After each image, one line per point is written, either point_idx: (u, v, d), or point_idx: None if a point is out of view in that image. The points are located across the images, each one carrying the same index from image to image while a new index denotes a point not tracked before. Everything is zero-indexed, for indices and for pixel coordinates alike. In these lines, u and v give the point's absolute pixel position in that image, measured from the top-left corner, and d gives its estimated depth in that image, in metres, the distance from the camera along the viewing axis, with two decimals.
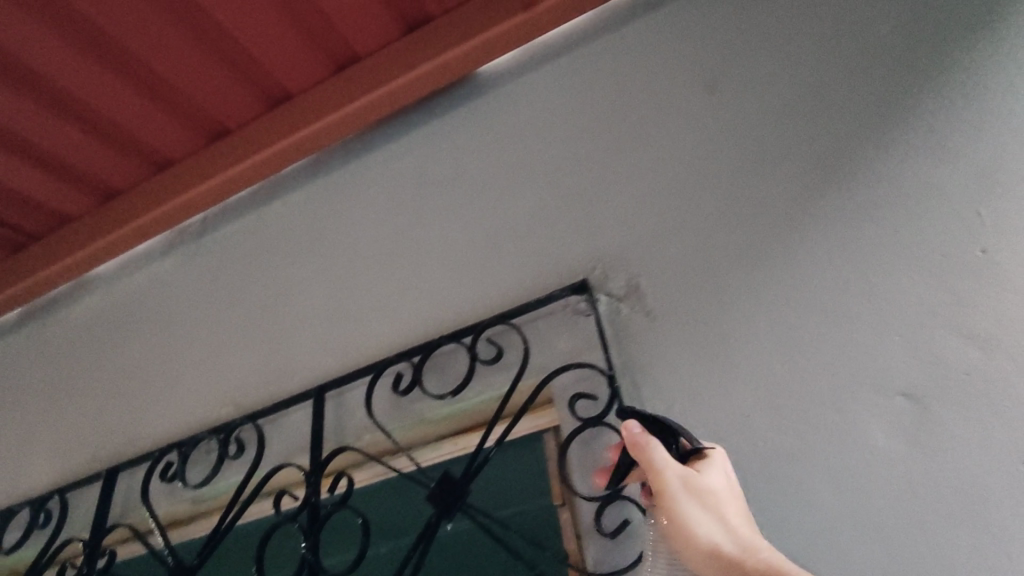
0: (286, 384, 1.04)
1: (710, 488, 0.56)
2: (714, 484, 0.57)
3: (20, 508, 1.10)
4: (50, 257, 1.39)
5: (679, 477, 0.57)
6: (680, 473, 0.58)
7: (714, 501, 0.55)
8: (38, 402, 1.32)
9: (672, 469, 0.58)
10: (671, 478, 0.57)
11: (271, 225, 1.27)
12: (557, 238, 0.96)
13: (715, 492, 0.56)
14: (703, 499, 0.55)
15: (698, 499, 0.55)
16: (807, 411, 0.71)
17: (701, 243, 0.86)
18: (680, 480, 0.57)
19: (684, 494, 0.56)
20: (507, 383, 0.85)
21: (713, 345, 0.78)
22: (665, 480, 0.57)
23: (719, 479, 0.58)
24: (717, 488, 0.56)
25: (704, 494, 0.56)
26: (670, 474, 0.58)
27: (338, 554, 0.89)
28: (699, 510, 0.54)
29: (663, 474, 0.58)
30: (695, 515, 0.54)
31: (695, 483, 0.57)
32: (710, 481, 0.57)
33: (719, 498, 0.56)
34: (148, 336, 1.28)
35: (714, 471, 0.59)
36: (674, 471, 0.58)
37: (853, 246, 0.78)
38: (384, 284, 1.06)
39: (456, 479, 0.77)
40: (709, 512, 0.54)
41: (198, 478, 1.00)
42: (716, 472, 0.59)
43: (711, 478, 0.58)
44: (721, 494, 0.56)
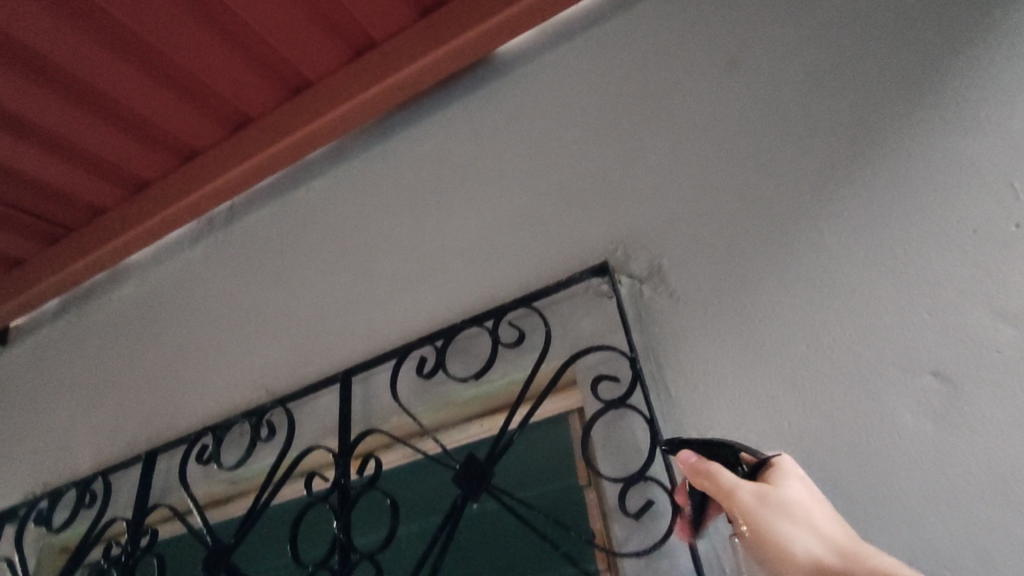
0: (313, 368, 1.07)
1: (790, 498, 0.54)
2: (792, 491, 0.55)
3: (67, 489, 1.15)
4: (84, 248, 1.43)
5: (754, 493, 0.55)
6: (754, 488, 0.56)
7: (802, 512, 0.53)
8: (80, 387, 1.37)
9: (743, 486, 0.56)
10: (745, 494, 0.55)
11: (295, 213, 1.29)
12: (578, 220, 0.95)
13: (797, 501, 0.54)
14: (787, 510, 0.53)
15: (780, 512, 0.53)
16: (831, 391, 0.69)
17: (722, 222, 0.85)
18: (756, 496, 0.55)
19: (765, 509, 0.54)
20: (530, 366, 0.86)
21: (737, 325, 0.77)
22: (740, 499, 0.55)
23: (795, 485, 0.56)
24: (797, 497, 0.54)
25: (785, 504, 0.54)
26: (743, 491, 0.56)
27: (369, 534, 0.92)
28: (786, 523, 0.52)
29: (737, 495, 0.56)
30: (785, 531, 0.52)
31: (772, 495, 0.55)
32: (785, 490, 0.55)
33: (802, 507, 0.54)
34: (181, 323, 1.31)
35: (789, 479, 0.57)
36: (747, 487, 0.56)
37: (884, 222, 0.75)
38: (407, 269, 1.07)
39: (481, 461, 0.79)
40: (798, 524, 0.52)
41: (233, 460, 1.04)
42: (790, 479, 0.57)
43: (787, 486, 0.56)
44: (804, 502, 0.54)
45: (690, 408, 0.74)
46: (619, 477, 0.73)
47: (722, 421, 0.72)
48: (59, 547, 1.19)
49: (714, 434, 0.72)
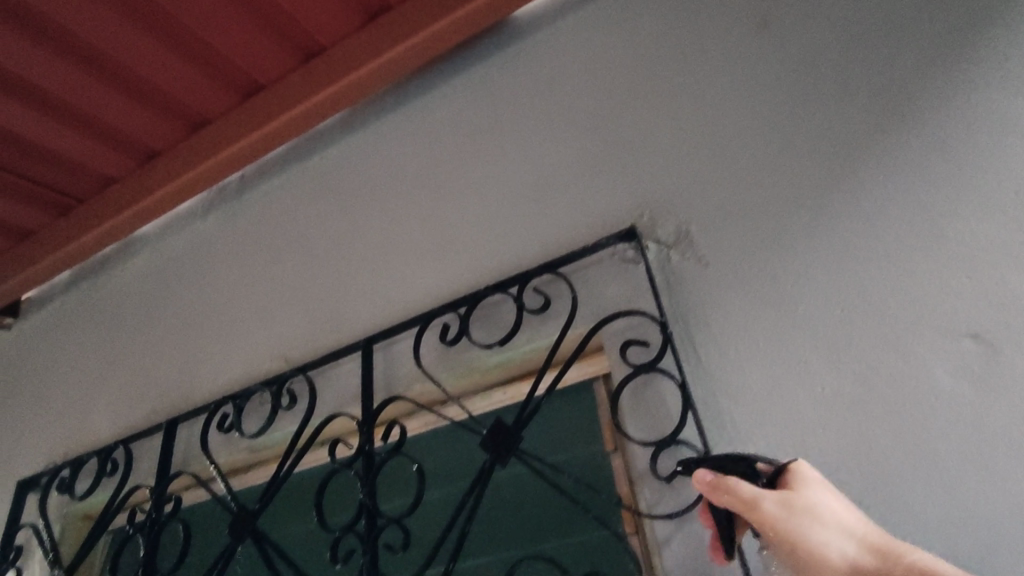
0: (331, 337, 1.06)
1: (813, 503, 0.54)
2: (815, 496, 0.55)
3: (88, 457, 1.15)
4: (95, 218, 1.41)
5: (779, 502, 0.55)
6: (777, 497, 0.55)
7: (830, 516, 0.53)
8: (96, 357, 1.37)
9: (766, 498, 0.55)
10: (769, 505, 0.55)
11: (308, 183, 1.27)
12: (601, 186, 0.93)
13: (821, 506, 0.54)
14: (815, 516, 0.53)
15: (807, 519, 0.53)
16: (867, 354, 0.69)
17: (752, 185, 0.83)
18: (781, 506, 0.54)
19: (791, 518, 0.53)
20: (556, 332, 0.85)
21: (768, 291, 0.76)
22: (765, 511, 0.54)
23: (815, 488, 0.56)
24: (820, 501, 0.54)
25: (810, 510, 0.54)
26: (767, 503, 0.55)
27: (395, 499, 0.92)
28: (816, 531, 0.52)
29: (761, 507, 0.55)
30: (817, 538, 0.52)
31: (795, 502, 0.54)
32: (808, 495, 0.55)
33: (828, 510, 0.54)
34: (196, 293, 1.30)
35: (809, 484, 0.56)
36: (769, 498, 0.55)
37: (923, 185, 0.74)
38: (425, 237, 1.05)
39: (509, 427, 0.78)
40: (827, 531, 0.52)
41: (254, 428, 1.04)
42: (809, 483, 0.56)
43: (810, 492, 0.55)
44: (829, 505, 0.54)
45: (720, 373, 0.73)
46: (649, 441, 0.73)
47: (754, 385, 0.72)
48: (82, 515, 1.20)
49: (746, 397, 0.71)
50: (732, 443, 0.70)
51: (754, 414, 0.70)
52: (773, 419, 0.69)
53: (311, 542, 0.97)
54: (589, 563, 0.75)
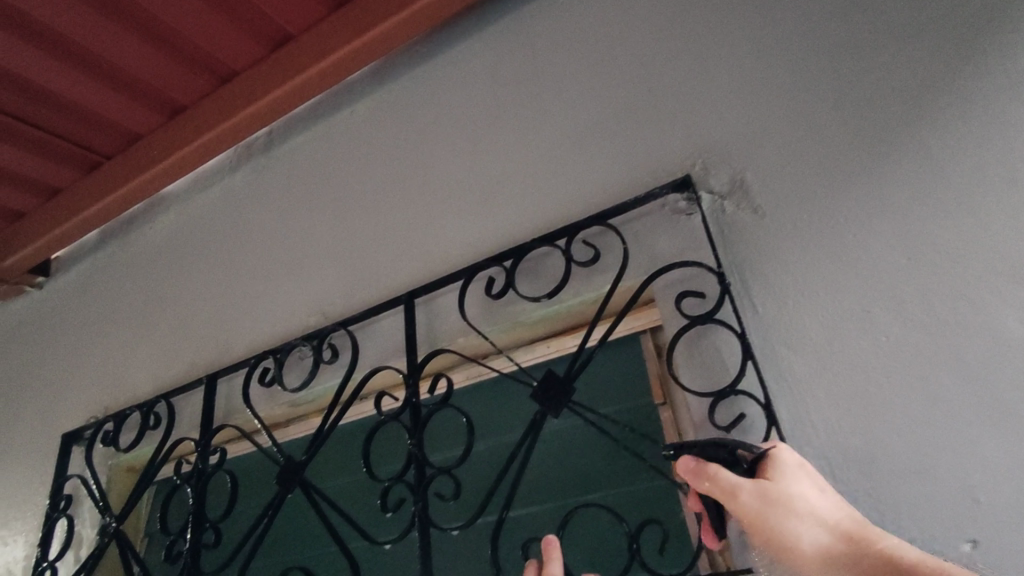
0: (368, 290, 1.04)
1: (789, 493, 0.54)
2: (792, 486, 0.55)
3: (131, 411, 1.17)
4: (121, 175, 1.40)
5: (756, 493, 0.55)
6: (754, 487, 0.55)
7: (804, 507, 0.53)
8: (129, 314, 1.38)
9: (744, 488, 0.55)
10: (747, 495, 0.55)
11: (339, 138, 1.25)
12: (649, 136, 0.90)
13: (797, 497, 0.54)
14: (791, 507, 0.53)
15: (784, 509, 0.53)
16: (933, 303, 0.65)
17: (811, 130, 0.79)
18: (757, 497, 0.55)
19: (767, 508, 0.54)
20: (606, 284, 0.83)
21: (829, 239, 0.73)
22: (743, 501, 0.55)
23: (794, 477, 0.56)
24: (796, 490, 0.54)
25: (785, 501, 0.54)
26: (745, 495, 0.55)
27: (444, 451, 0.94)
28: (792, 520, 0.53)
29: (739, 497, 0.55)
30: (792, 529, 0.52)
31: (772, 493, 0.54)
32: (784, 484, 0.55)
33: (804, 501, 0.53)
34: (226, 249, 1.29)
35: (788, 473, 0.56)
36: (747, 488, 0.55)
37: (1003, 126, 0.69)
38: (463, 190, 1.03)
39: (561, 378, 0.77)
40: (801, 521, 0.52)
41: (296, 382, 1.04)
42: (788, 472, 0.56)
43: (788, 482, 0.55)
44: (805, 494, 0.54)
45: (779, 324, 0.71)
46: (706, 392, 0.71)
47: (814, 336, 0.69)
48: (127, 467, 1.23)
49: (806, 348, 0.69)
50: (791, 394, 0.68)
51: (816, 365, 0.68)
52: (836, 370, 0.67)
53: (360, 492, 0.99)
54: (643, 513, 0.75)
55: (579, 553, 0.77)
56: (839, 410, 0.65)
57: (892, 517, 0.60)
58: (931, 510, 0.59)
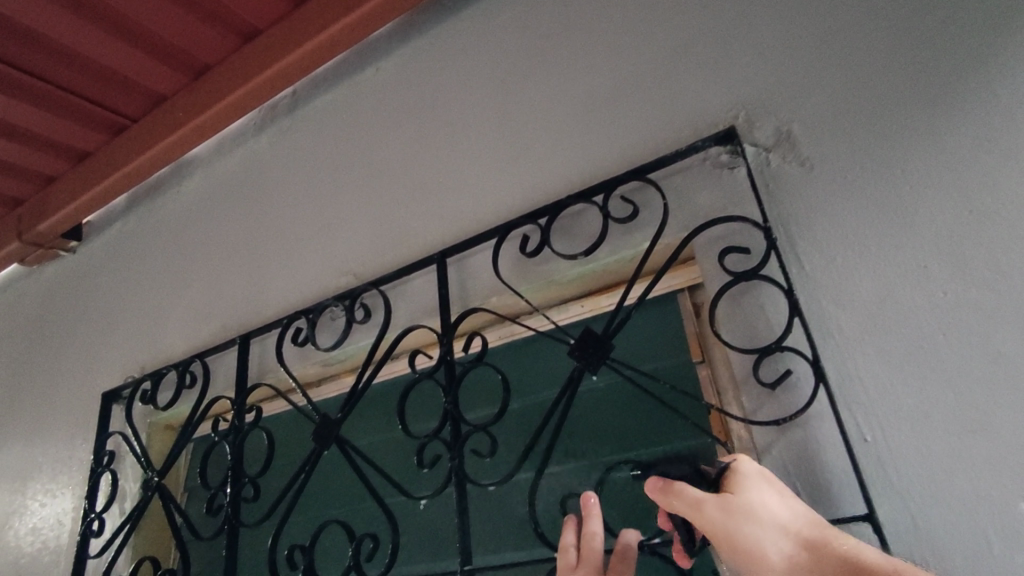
0: (398, 250, 1.03)
1: (750, 503, 0.54)
2: (752, 495, 0.54)
3: (167, 370, 1.19)
4: (147, 138, 1.39)
5: (718, 506, 0.55)
6: (716, 500, 0.55)
7: (763, 514, 0.53)
8: (160, 276, 1.39)
9: (707, 502, 0.56)
10: (710, 509, 0.55)
11: (365, 97, 1.23)
12: (689, 87, 0.86)
13: (758, 506, 0.53)
14: (751, 516, 0.53)
15: (744, 519, 0.53)
16: (998, 256, 0.61)
17: (865, 75, 0.75)
18: (720, 510, 0.55)
19: (730, 519, 0.54)
20: (645, 241, 0.81)
21: (883, 190, 0.69)
22: (707, 516, 0.55)
23: (754, 487, 0.55)
24: (758, 500, 0.54)
25: (746, 510, 0.53)
26: (707, 509, 0.55)
27: (478, 409, 0.95)
28: (752, 530, 0.52)
29: (704, 513, 0.55)
30: (754, 538, 0.52)
31: (734, 504, 0.54)
32: (744, 495, 0.55)
33: (766, 509, 0.53)
34: (253, 211, 1.29)
35: (749, 484, 0.56)
36: (710, 502, 0.56)
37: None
38: (493, 147, 1.01)
39: (599, 335, 0.76)
40: (764, 529, 0.52)
41: (328, 342, 1.04)
42: (750, 483, 0.56)
43: (748, 492, 0.55)
44: (764, 502, 0.54)
45: (827, 279, 0.69)
46: (750, 348, 0.70)
47: (865, 292, 0.66)
48: (165, 424, 1.26)
49: (856, 304, 0.66)
50: (839, 351, 0.66)
51: (867, 322, 0.65)
52: (888, 326, 0.64)
53: (395, 449, 1.00)
54: None
55: (616, 509, 0.78)
56: (890, 368, 0.63)
57: (944, 476, 0.58)
58: (990, 469, 0.56)
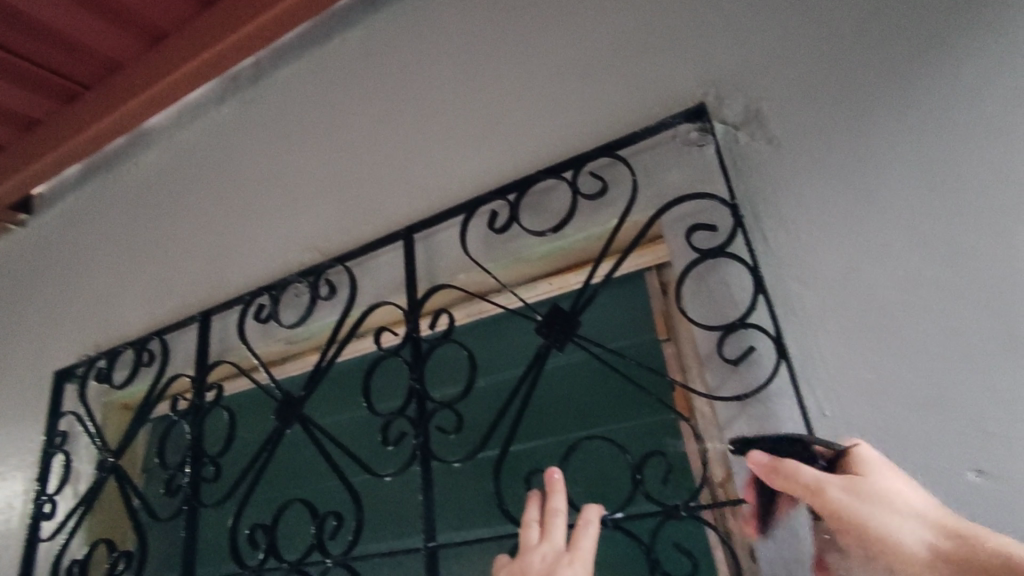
0: (364, 226, 1.01)
1: (882, 488, 0.49)
2: (882, 480, 0.50)
3: (123, 348, 1.14)
4: (98, 107, 1.32)
5: (845, 489, 0.50)
6: (842, 482, 0.50)
7: (899, 502, 0.49)
8: (115, 252, 1.34)
9: (833, 484, 0.50)
10: (835, 491, 0.50)
11: (329, 69, 1.19)
12: (658, 64, 0.85)
13: (891, 491, 0.49)
14: (885, 501, 0.49)
15: (878, 504, 0.49)
16: (956, 236, 0.62)
17: (830, 56, 0.75)
18: (848, 492, 0.50)
19: (861, 504, 0.49)
20: (614, 219, 0.81)
21: (847, 170, 0.70)
22: (832, 497, 0.50)
23: (882, 473, 0.51)
24: (889, 485, 0.50)
25: (878, 496, 0.49)
26: (833, 490, 0.50)
27: (445, 387, 0.94)
28: (886, 516, 0.48)
29: (829, 494, 0.50)
30: (890, 525, 0.47)
31: (864, 488, 0.50)
32: (874, 480, 0.50)
33: (899, 496, 0.49)
34: (213, 186, 1.25)
35: (875, 470, 0.52)
36: (835, 483, 0.50)
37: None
38: (461, 122, 0.98)
39: (566, 312, 0.75)
40: (899, 515, 0.48)
41: (292, 319, 1.02)
42: (875, 468, 0.52)
43: (877, 478, 0.51)
44: (896, 490, 0.50)
45: (791, 257, 0.69)
46: (715, 325, 0.70)
47: (827, 269, 0.67)
48: (122, 404, 1.22)
49: (818, 281, 0.67)
50: (802, 327, 0.66)
51: (829, 299, 0.66)
52: (848, 302, 0.65)
53: (361, 427, 0.99)
54: (648, 444, 0.77)
55: (582, 484, 0.79)
56: (851, 344, 0.64)
57: (899, 448, 0.59)
58: (942, 441, 0.58)
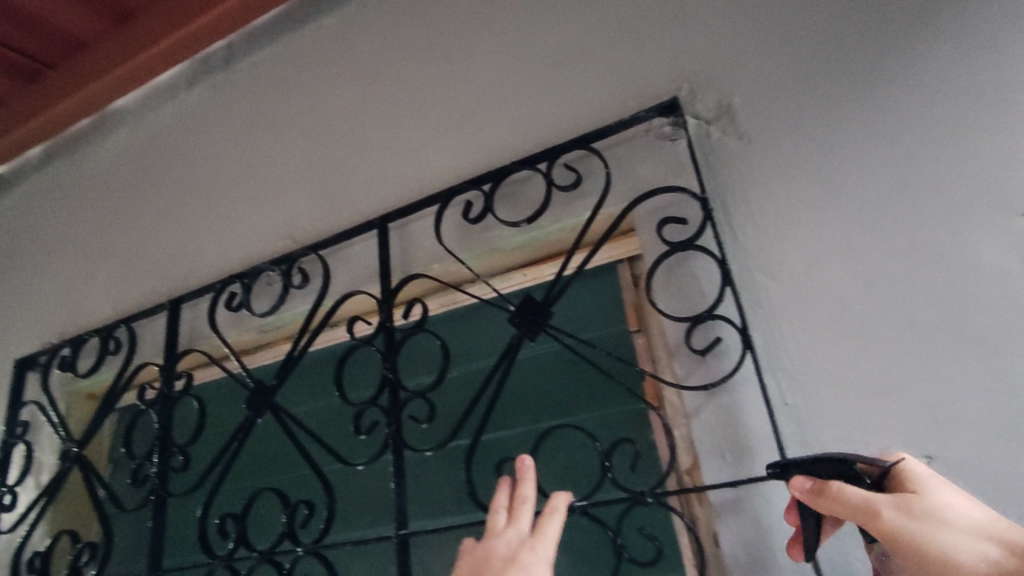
0: (338, 214, 1.00)
1: (940, 505, 0.46)
2: (939, 496, 0.47)
3: (88, 336, 1.12)
4: (62, 87, 1.28)
5: (900, 509, 0.46)
6: (893, 500, 0.47)
7: (960, 519, 0.45)
8: (80, 236, 1.30)
9: (883, 502, 0.47)
10: (888, 511, 0.46)
11: (303, 53, 1.17)
12: (632, 57, 0.86)
13: (950, 507, 0.46)
14: (944, 519, 0.45)
15: (936, 523, 0.45)
16: (914, 232, 0.65)
17: (798, 54, 0.77)
18: (901, 511, 0.46)
19: (918, 523, 0.45)
20: (588, 211, 0.81)
21: (813, 167, 0.71)
22: (887, 519, 0.46)
23: (935, 488, 0.48)
24: (946, 501, 0.46)
25: (936, 513, 0.45)
26: (886, 510, 0.46)
27: (418, 376, 0.94)
28: (946, 535, 0.44)
29: (881, 515, 0.46)
30: (952, 545, 0.44)
31: (918, 506, 0.46)
32: (929, 497, 0.47)
33: (959, 512, 0.45)
34: (182, 170, 1.22)
35: (928, 485, 0.48)
36: (887, 503, 0.47)
37: (1002, 52, 0.66)
38: (437, 111, 0.98)
39: (539, 302, 0.76)
40: (961, 534, 0.44)
41: (264, 308, 1.01)
42: (928, 484, 0.48)
43: (933, 494, 0.47)
44: (955, 506, 0.46)
45: (758, 250, 0.71)
46: (684, 317, 0.72)
47: (792, 263, 0.69)
48: (87, 393, 1.20)
49: (783, 275, 0.69)
50: (767, 319, 0.68)
51: (794, 292, 0.68)
52: (811, 296, 0.67)
53: (333, 417, 0.99)
54: (618, 433, 0.78)
55: (554, 473, 0.80)
56: (813, 336, 0.66)
57: (857, 437, 0.61)
58: (897, 429, 0.60)
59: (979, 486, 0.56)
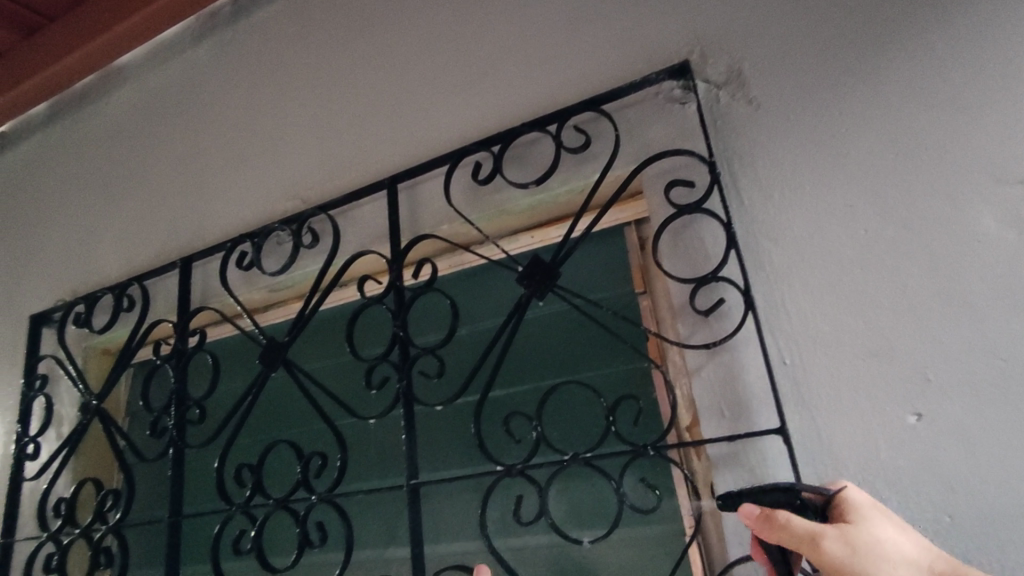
0: (347, 174, 1.01)
1: (878, 539, 0.49)
2: (877, 529, 0.50)
3: (101, 294, 1.14)
4: (65, 41, 1.26)
5: (842, 542, 0.49)
6: (836, 532, 0.49)
7: (894, 554, 0.48)
8: (89, 194, 1.31)
9: (827, 535, 0.49)
10: (831, 543, 0.49)
11: (310, 10, 1.16)
12: (645, 17, 0.85)
13: (886, 541, 0.49)
14: (881, 555, 0.48)
15: (874, 558, 0.48)
16: (914, 198, 0.66)
17: (811, 16, 0.76)
18: (844, 542, 0.49)
19: (856, 557, 0.48)
20: (596, 173, 0.82)
21: (820, 132, 0.72)
22: (828, 551, 0.49)
23: (875, 520, 0.51)
24: (883, 534, 0.50)
25: (874, 547, 0.49)
26: (829, 542, 0.49)
27: (429, 334, 0.97)
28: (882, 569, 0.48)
29: (824, 547, 0.49)
30: None
31: (859, 538, 0.49)
32: (868, 529, 0.50)
33: (894, 546, 0.49)
34: (189, 129, 1.22)
35: (868, 516, 0.51)
36: (830, 534, 0.49)
37: (1017, 15, 0.66)
38: (446, 70, 0.98)
39: (547, 263, 0.77)
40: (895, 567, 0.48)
41: (275, 267, 1.02)
42: (868, 514, 0.51)
43: (872, 527, 0.50)
44: (890, 539, 0.49)
45: (763, 215, 0.72)
46: (688, 279, 0.73)
47: (796, 227, 0.70)
48: (102, 348, 1.22)
49: (786, 239, 0.70)
50: (769, 282, 0.70)
51: (795, 257, 0.69)
52: (813, 261, 0.69)
53: (345, 373, 1.02)
54: (622, 389, 0.82)
55: (560, 427, 0.84)
56: (812, 299, 0.68)
57: (849, 397, 0.64)
58: (888, 389, 0.63)
59: (961, 444, 0.59)
